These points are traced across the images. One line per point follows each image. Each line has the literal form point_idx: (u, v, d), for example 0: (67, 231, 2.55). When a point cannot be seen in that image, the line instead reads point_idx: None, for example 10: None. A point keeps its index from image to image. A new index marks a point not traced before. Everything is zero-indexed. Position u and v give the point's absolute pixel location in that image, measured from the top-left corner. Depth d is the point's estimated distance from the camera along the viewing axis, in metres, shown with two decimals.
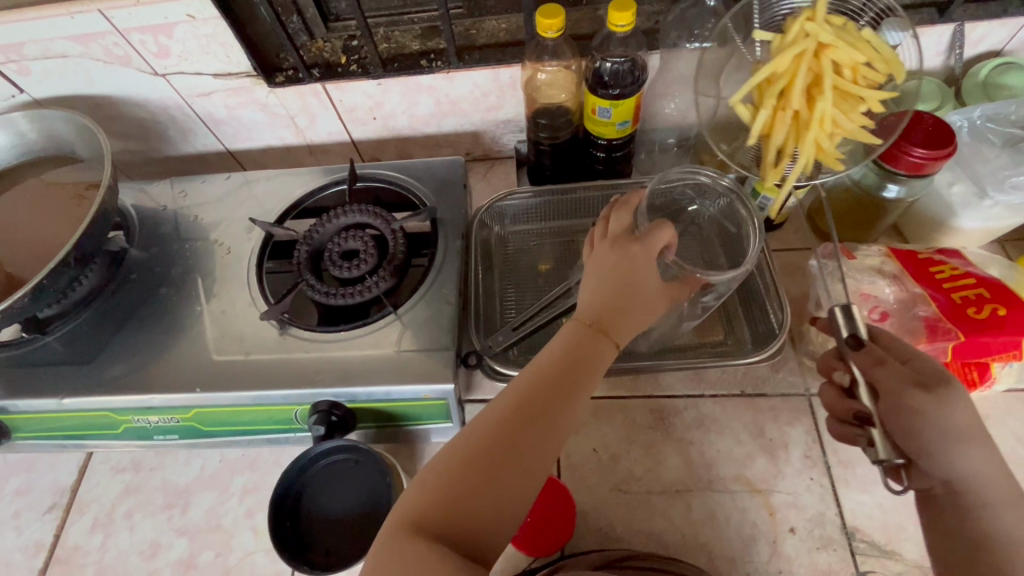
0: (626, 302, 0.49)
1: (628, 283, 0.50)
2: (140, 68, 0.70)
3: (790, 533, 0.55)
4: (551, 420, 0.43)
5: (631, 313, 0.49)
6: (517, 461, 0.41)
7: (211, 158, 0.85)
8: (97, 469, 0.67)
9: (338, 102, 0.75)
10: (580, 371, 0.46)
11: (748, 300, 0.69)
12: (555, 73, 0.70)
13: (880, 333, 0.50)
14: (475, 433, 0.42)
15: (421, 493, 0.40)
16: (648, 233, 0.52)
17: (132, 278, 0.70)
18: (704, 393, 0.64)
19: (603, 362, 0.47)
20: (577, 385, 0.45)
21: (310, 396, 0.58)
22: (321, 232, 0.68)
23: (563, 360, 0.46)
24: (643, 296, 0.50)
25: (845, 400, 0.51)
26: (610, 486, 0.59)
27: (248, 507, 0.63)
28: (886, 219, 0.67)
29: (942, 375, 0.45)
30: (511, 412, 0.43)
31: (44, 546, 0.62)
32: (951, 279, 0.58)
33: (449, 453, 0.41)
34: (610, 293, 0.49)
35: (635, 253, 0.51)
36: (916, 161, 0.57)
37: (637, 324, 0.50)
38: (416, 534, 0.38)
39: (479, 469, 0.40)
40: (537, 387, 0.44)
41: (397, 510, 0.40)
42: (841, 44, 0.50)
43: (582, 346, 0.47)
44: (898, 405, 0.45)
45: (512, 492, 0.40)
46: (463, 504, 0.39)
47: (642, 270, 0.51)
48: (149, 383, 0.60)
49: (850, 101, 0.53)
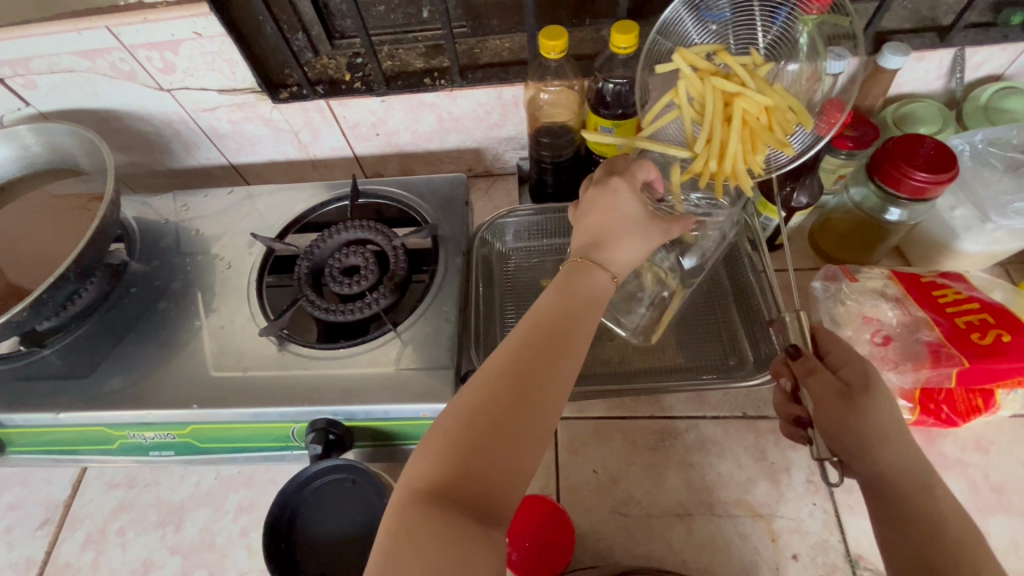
0: (608, 232, 0.52)
1: (606, 216, 0.52)
2: (145, 83, 0.70)
3: (792, 560, 0.55)
4: (555, 365, 0.43)
5: (614, 241, 0.51)
6: (520, 415, 0.40)
7: (214, 172, 0.85)
8: (91, 484, 0.66)
9: (341, 118, 0.76)
10: (573, 321, 0.46)
11: (750, 319, 0.68)
12: (559, 93, 0.70)
13: (828, 337, 0.51)
14: (478, 391, 0.41)
15: (431, 459, 0.38)
16: (626, 168, 0.55)
17: (132, 291, 0.69)
18: (705, 415, 0.63)
19: (598, 306, 0.48)
20: (577, 331, 0.46)
21: (308, 414, 0.57)
22: (321, 248, 0.68)
23: (560, 310, 0.46)
24: (626, 221, 0.52)
25: (789, 404, 0.53)
26: (609, 508, 0.59)
27: (243, 526, 0.62)
28: (888, 241, 0.67)
29: (868, 380, 0.46)
30: (515, 363, 0.42)
31: (35, 562, 0.61)
32: (954, 303, 0.58)
33: (453, 415, 0.40)
34: (596, 227, 0.52)
35: (614, 184, 0.53)
36: (918, 185, 0.57)
37: (630, 249, 0.51)
38: (432, 500, 0.36)
39: (488, 422, 0.39)
40: (538, 337, 0.44)
41: (406, 483, 0.38)
42: (750, 91, 0.50)
43: (573, 302, 0.47)
44: (821, 411, 0.46)
45: (524, 443, 0.40)
46: (475, 462, 0.38)
47: (621, 201, 0.53)
48: (146, 398, 0.59)
49: (753, 143, 0.53)
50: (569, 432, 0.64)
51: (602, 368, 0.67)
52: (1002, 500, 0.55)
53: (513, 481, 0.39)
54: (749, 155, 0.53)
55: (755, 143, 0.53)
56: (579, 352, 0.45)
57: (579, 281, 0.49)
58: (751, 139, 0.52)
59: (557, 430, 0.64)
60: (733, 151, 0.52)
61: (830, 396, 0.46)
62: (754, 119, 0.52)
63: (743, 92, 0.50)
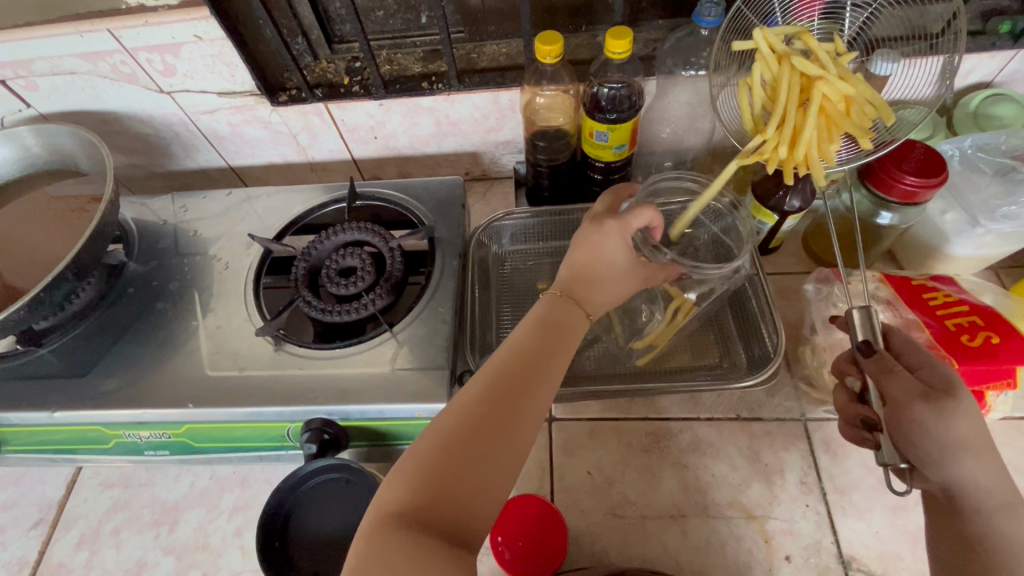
0: (595, 276, 0.54)
1: (596, 255, 0.54)
2: (146, 86, 0.71)
3: (785, 561, 0.55)
4: (531, 395, 0.44)
5: (599, 285, 0.54)
6: (497, 442, 0.41)
7: (213, 174, 0.86)
8: (85, 484, 0.66)
9: (340, 121, 0.76)
10: (549, 351, 0.47)
11: (743, 323, 0.69)
12: (554, 98, 0.71)
13: (894, 338, 0.51)
14: (455, 415, 0.42)
15: (405, 483, 0.39)
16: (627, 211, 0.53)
17: (130, 291, 0.70)
18: (699, 416, 0.63)
19: (575, 338, 0.50)
20: (555, 359, 0.47)
21: (303, 413, 0.58)
22: (318, 249, 0.68)
23: (537, 340, 0.48)
24: (613, 270, 0.54)
25: (856, 405, 0.52)
26: (604, 510, 0.59)
27: (237, 526, 0.62)
28: (880, 245, 0.67)
29: (953, 384, 0.45)
30: (491, 390, 0.43)
31: (28, 562, 0.61)
32: (943, 306, 0.59)
33: (428, 438, 0.41)
34: (582, 264, 0.54)
35: (608, 229, 0.53)
36: (909, 189, 0.58)
37: (607, 291, 0.54)
38: (405, 523, 0.37)
39: (463, 447, 0.40)
40: (515, 365, 0.45)
41: (379, 505, 0.39)
42: (831, 76, 0.48)
43: (550, 333, 0.49)
44: (898, 411, 0.46)
45: (497, 468, 0.40)
46: (449, 488, 0.38)
47: (610, 247, 0.53)
48: (141, 397, 0.60)
49: (831, 129, 0.52)
50: (565, 434, 0.64)
51: (597, 370, 0.67)
52: None
53: (486, 508, 0.39)
54: (824, 143, 0.52)
55: (831, 131, 0.52)
56: (555, 382, 0.46)
57: (559, 312, 0.51)
58: (828, 127, 0.51)
59: (552, 431, 0.64)
60: (807, 138, 0.51)
61: (913, 398, 0.45)
62: (833, 107, 0.50)
63: (825, 76, 0.48)
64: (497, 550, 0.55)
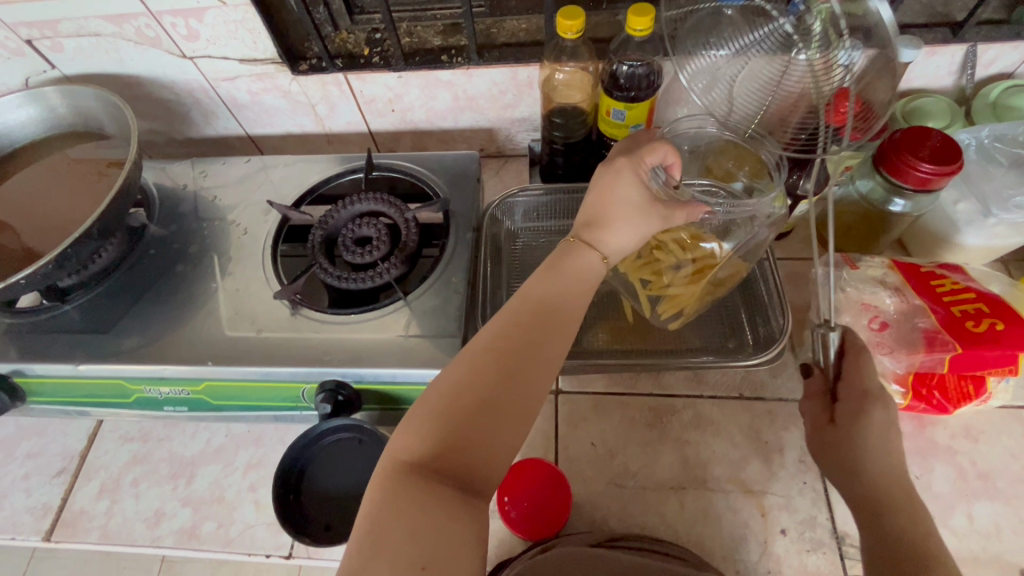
0: (607, 216, 0.54)
1: (611, 199, 0.54)
2: (169, 51, 0.72)
3: (780, 534, 0.56)
4: (542, 347, 0.45)
5: (613, 225, 0.53)
6: (510, 395, 0.42)
7: (231, 142, 0.87)
8: (106, 437, 0.68)
9: (358, 92, 0.77)
10: (562, 304, 0.48)
11: (751, 305, 0.70)
12: (573, 74, 0.71)
13: (851, 354, 0.53)
14: (467, 366, 0.43)
15: (419, 434, 0.40)
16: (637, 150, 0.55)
17: (151, 252, 0.72)
18: (703, 394, 0.65)
19: (589, 287, 0.51)
20: (568, 309, 0.48)
21: (317, 375, 0.59)
22: (335, 218, 0.69)
23: (551, 292, 0.48)
24: (626, 205, 0.53)
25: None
26: (605, 479, 0.61)
27: (251, 482, 0.64)
28: (890, 232, 0.68)
29: (856, 416, 0.50)
30: (503, 341, 0.45)
31: (51, 508, 0.64)
32: (951, 293, 0.59)
33: (442, 388, 0.42)
34: (596, 209, 0.54)
35: (620, 166, 0.54)
36: (923, 176, 0.58)
37: (623, 232, 0.54)
38: (418, 472, 0.38)
39: (473, 400, 0.41)
40: (526, 318, 0.46)
41: (393, 452, 0.40)
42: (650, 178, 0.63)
43: (563, 285, 0.49)
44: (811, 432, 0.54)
45: (508, 419, 0.42)
46: (462, 440, 0.40)
47: (623, 184, 0.54)
48: (162, 354, 0.62)
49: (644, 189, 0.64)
50: (570, 406, 0.65)
51: (604, 347, 0.69)
52: (987, 486, 0.57)
53: (500, 459, 0.41)
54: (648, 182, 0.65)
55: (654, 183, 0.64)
56: (564, 334, 0.48)
57: (572, 259, 0.51)
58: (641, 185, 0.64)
59: (559, 403, 0.65)
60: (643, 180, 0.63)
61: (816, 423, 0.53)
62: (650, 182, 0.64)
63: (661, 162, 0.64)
64: (503, 510, 0.57)
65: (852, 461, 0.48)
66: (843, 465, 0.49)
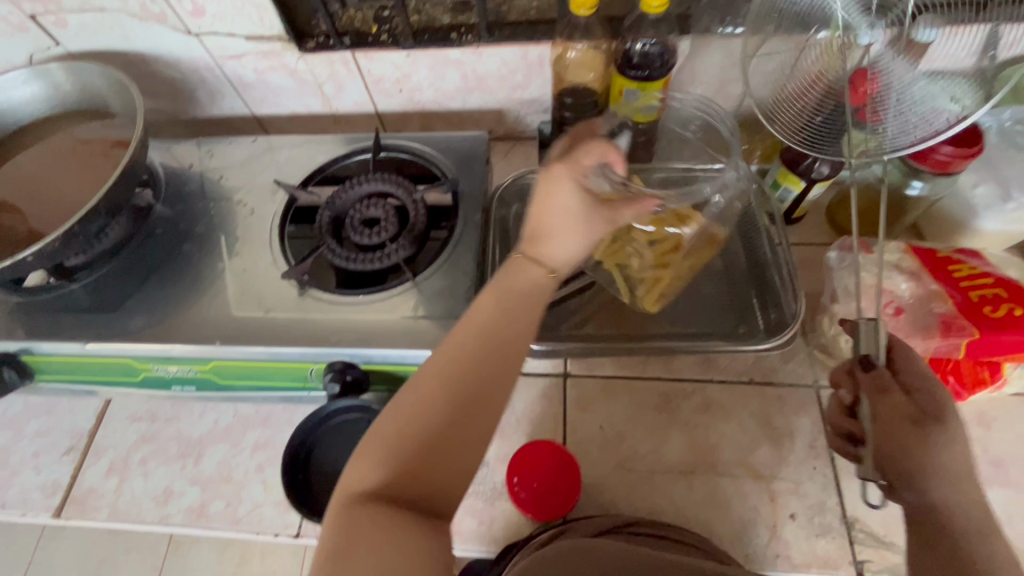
0: (555, 224, 0.51)
1: (555, 208, 0.51)
2: (175, 27, 0.71)
3: (789, 519, 0.56)
4: (495, 362, 0.44)
5: (560, 232, 0.51)
6: (462, 416, 0.41)
7: (236, 122, 0.86)
8: (114, 417, 0.68)
9: (366, 71, 0.76)
10: (514, 314, 0.46)
11: (762, 290, 0.69)
12: (584, 52, 0.69)
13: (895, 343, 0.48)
14: (414, 393, 0.42)
15: (370, 467, 0.39)
16: (570, 153, 0.54)
17: (158, 232, 0.71)
18: (712, 378, 0.64)
19: (544, 294, 0.49)
20: (520, 319, 0.46)
21: (325, 355, 0.59)
22: (342, 198, 0.68)
23: (498, 305, 0.46)
24: (572, 212, 0.51)
25: (843, 419, 0.51)
26: (613, 463, 0.60)
27: (259, 462, 0.64)
28: (906, 217, 0.68)
29: (943, 411, 0.46)
30: (446, 367, 0.43)
31: (60, 485, 0.64)
32: (969, 278, 0.58)
33: (391, 416, 0.41)
34: (541, 218, 0.52)
35: (557, 173, 0.52)
36: (943, 159, 0.59)
37: (570, 236, 0.51)
38: (370, 506, 0.38)
39: (416, 433, 0.40)
40: (474, 334, 0.45)
41: (345, 486, 0.39)
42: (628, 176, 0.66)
43: (512, 295, 0.47)
44: (886, 433, 0.46)
45: (462, 441, 0.41)
46: (416, 467, 0.39)
47: (565, 191, 0.52)
48: (169, 334, 0.61)
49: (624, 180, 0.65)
50: (579, 389, 0.65)
51: (613, 331, 0.68)
52: (1000, 473, 0.57)
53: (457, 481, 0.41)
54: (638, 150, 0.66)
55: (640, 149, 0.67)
56: (515, 354, 0.45)
57: (520, 268, 0.49)
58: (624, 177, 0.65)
59: (567, 387, 0.65)
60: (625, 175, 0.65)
61: (899, 420, 0.46)
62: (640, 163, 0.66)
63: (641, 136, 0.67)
64: (512, 490, 0.57)
65: (935, 465, 0.44)
66: (929, 470, 0.44)
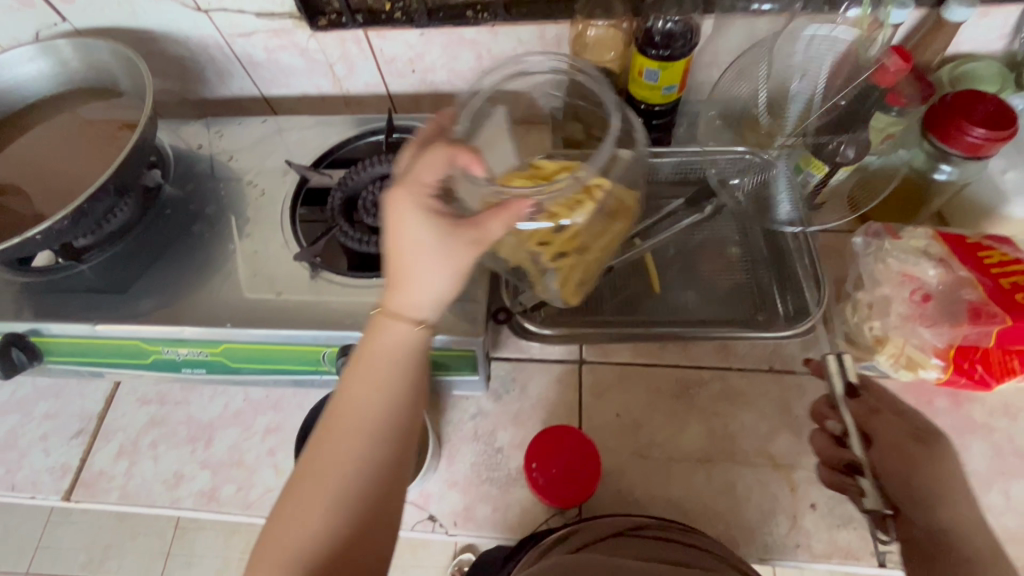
0: (405, 267, 0.44)
1: (405, 252, 0.44)
2: (183, 3, 0.70)
3: (810, 509, 0.55)
4: (374, 439, 0.42)
5: (417, 270, 0.44)
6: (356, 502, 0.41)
7: (245, 103, 0.84)
8: (123, 399, 0.68)
9: (378, 51, 0.74)
10: (387, 381, 0.44)
11: (782, 279, 0.68)
12: (605, 31, 0.67)
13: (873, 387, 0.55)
14: (300, 495, 0.40)
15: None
16: (410, 171, 0.46)
17: (167, 213, 0.70)
18: (731, 366, 0.63)
19: (418, 350, 0.46)
20: (394, 384, 0.44)
21: (338, 339, 0.58)
22: (354, 179, 0.67)
23: (364, 380, 0.43)
24: (430, 249, 0.44)
25: (838, 450, 0.54)
26: (630, 450, 0.59)
27: (270, 446, 0.63)
28: (932, 203, 0.66)
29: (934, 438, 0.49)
30: (325, 468, 0.41)
31: (70, 468, 0.63)
32: (1000, 264, 0.56)
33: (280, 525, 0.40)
34: (392, 267, 0.45)
35: (396, 203, 0.45)
36: (974, 142, 0.56)
37: (427, 278, 0.45)
38: None
39: (307, 556, 0.39)
40: (350, 417, 0.42)
41: None
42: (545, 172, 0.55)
43: (384, 362, 0.44)
44: (881, 453, 0.49)
45: (362, 523, 0.41)
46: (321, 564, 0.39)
47: (413, 227, 0.44)
48: (178, 315, 0.60)
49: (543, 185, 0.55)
50: (594, 375, 0.63)
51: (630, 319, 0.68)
52: None
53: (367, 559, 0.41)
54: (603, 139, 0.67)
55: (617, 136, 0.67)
56: (392, 418, 0.43)
57: (381, 332, 0.45)
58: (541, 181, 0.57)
59: (583, 373, 0.64)
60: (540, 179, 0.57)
61: (900, 437, 0.49)
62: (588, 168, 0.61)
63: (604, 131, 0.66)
64: (529, 475, 0.56)
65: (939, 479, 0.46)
66: (932, 485, 0.46)
